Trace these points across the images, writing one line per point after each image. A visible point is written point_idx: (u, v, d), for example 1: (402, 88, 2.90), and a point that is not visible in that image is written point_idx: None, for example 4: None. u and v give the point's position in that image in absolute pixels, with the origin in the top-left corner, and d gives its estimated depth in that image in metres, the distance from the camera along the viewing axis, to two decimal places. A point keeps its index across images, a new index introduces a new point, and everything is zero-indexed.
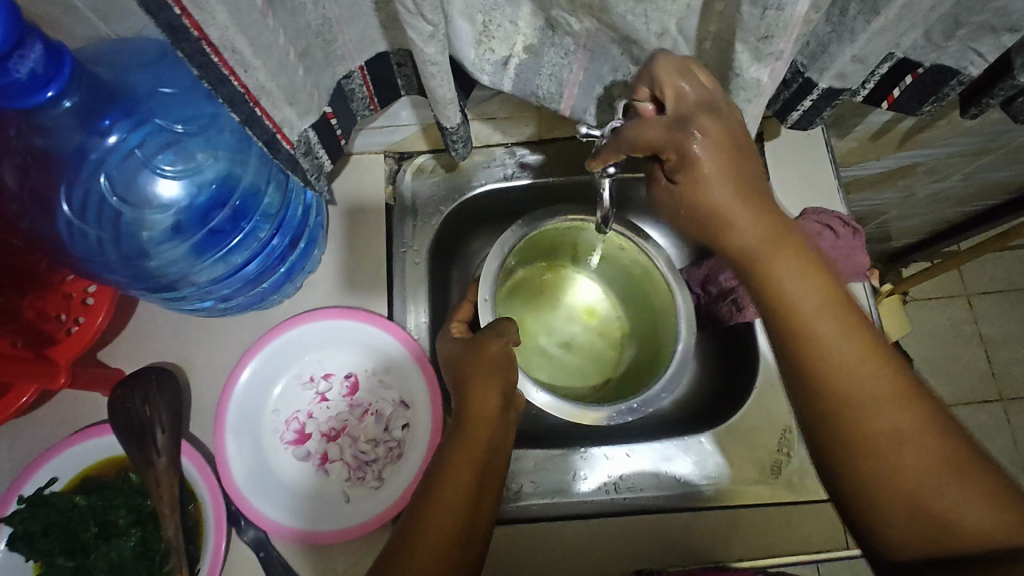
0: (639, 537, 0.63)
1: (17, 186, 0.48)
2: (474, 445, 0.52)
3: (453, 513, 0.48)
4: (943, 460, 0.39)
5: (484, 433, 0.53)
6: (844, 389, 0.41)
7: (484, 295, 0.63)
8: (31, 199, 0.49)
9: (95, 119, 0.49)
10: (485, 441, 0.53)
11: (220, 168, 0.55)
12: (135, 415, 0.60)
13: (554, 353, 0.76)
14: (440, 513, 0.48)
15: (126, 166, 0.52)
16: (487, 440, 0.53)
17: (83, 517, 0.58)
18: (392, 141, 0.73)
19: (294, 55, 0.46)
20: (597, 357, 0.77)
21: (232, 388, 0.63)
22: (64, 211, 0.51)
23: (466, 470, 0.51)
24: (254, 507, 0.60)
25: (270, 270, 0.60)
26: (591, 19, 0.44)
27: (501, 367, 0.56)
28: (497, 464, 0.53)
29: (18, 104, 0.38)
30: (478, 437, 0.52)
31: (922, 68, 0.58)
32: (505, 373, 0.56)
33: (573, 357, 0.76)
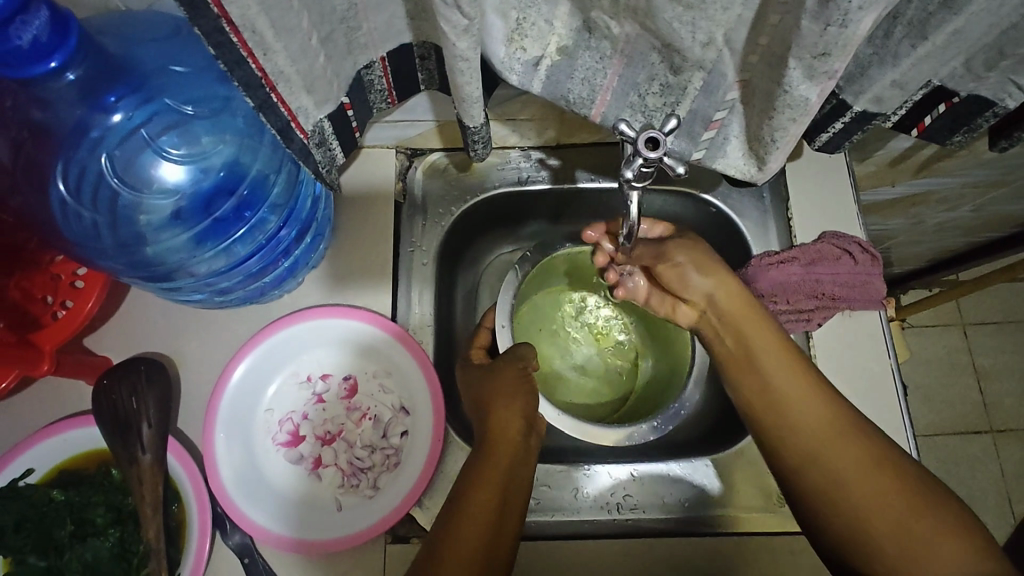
0: (640, 561, 0.61)
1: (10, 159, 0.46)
2: (501, 459, 0.52)
3: (481, 525, 0.48)
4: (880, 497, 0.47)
5: (510, 450, 0.53)
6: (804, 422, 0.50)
7: (502, 320, 0.65)
8: (24, 175, 0.47)
9: (99, 94, 0.46)
10: (512, 457, 0.52)
11: (229, 154, 0.52)
12: (120, 407, 0.57)
13: (569, 376, 0.74)
14: (465, 525, 0.47)
15: (127, 146, 0.50)
16: (513, 457, 0.52)
17: (59, 513, 0.55)
18: (404, 136, 0.71)
19: (316, 41, 0.44)
20: (613, 377, 0.75)
21: (225, 384, 0.60)
22: (58, 190, 0.48)
23: (492, 484, 0.50)
24: (241, 510, 0.58)
25: (273, 265, 0.57)
26: (633, 24, 0.42)
27: (522, 387, 0.57)
28: (522, 478, 0.52)
29: (17, 74, 0.35)
30: (504, 452, 0.52)
31: (958, 97, 0.57)
32: (525, 394, 0.57)
33: (583, 382, 0.74)
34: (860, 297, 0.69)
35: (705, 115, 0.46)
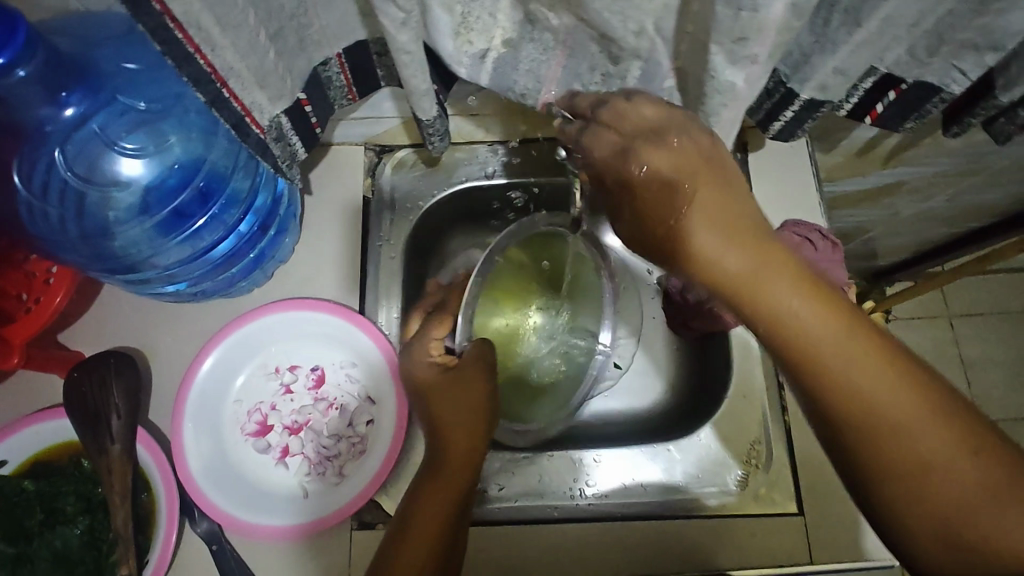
0: (602, 545, 0.63)
1: None
2: (454, 461, 0.54)
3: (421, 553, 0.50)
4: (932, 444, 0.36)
5: (461, 451, 0.54)
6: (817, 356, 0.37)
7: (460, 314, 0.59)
8: None
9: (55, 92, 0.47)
10: (466, 460, 0.54)
11: (187, 149, 0.53)
12: (90, 399, 0.59)
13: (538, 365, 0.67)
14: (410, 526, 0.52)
15: (83, 141, 0.51)
16: (467, 460, 0.54)
17: (29, 503, 0.56)
18: (372, 134, 0.72)
19: (265, 37, 0.45)
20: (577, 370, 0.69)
21: (194, 375, 0.62)
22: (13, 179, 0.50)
23: (442, 484, 0.53)
24: (209, 498, 0.59)
25: (238, 255, 0.58)
26: (569, 15, 0.43)
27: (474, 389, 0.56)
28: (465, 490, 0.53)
29: None
30: (459, 453, 0.54)
31: (906, 84, 0.58)
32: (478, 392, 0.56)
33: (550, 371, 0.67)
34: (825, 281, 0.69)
35: None
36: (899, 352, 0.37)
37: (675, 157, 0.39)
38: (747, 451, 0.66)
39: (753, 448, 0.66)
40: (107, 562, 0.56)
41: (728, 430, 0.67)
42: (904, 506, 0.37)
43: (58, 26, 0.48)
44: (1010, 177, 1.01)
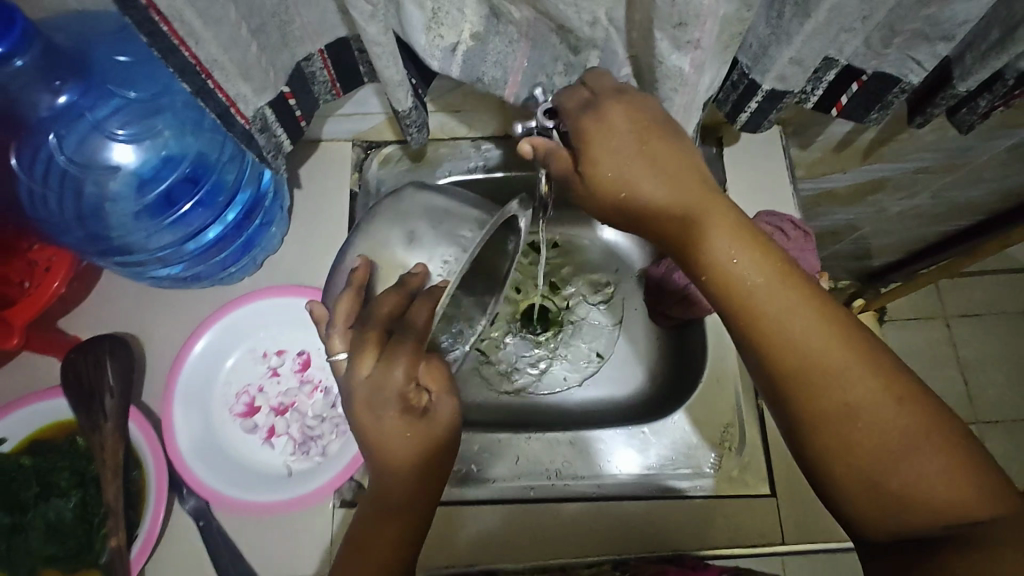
0: (575, 524, 0.64)
1: None
2: (413, 512, 0.49)
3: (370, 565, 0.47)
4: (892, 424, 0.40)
5: (422, 501, 0.49)
6: (786, 335, 0.42)
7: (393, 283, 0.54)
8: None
9: (50, 82, 0.51)
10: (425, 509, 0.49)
11: (173, 137, 0.58)
12: (85, 378, 0.62)
13: None
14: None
15: (77, 127, 0.55)
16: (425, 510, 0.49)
17: (27, 478, 0.59)
18: (359, 130, 0.75)
19: (247, 32, 0.48)
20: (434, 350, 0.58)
21: (185, 357, 0.65)
22: (14, 164, 0.55)
23: (394, 534, 0.48)
24: (196, 474, 0.61)
25: (227, 239, 0.63)
26: (529, 8, 0.46)
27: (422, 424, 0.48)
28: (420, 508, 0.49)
29: None
30: (419, 503, 0.49)
31: (865, 76, 0.59)
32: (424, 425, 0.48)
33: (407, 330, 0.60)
34: None
35: None
36: (860, 339, 0.42)
37: (648, 144, 0.45)
38: (720, 434, 0.68)
39: (725, 431, 0.68)
40: (97, 537, 0.58)
41: (701, 414, 0.69)
42: (843, 460, 0.41)
43: (56, 25, 0.52)
44: (991, 172, 1.02)
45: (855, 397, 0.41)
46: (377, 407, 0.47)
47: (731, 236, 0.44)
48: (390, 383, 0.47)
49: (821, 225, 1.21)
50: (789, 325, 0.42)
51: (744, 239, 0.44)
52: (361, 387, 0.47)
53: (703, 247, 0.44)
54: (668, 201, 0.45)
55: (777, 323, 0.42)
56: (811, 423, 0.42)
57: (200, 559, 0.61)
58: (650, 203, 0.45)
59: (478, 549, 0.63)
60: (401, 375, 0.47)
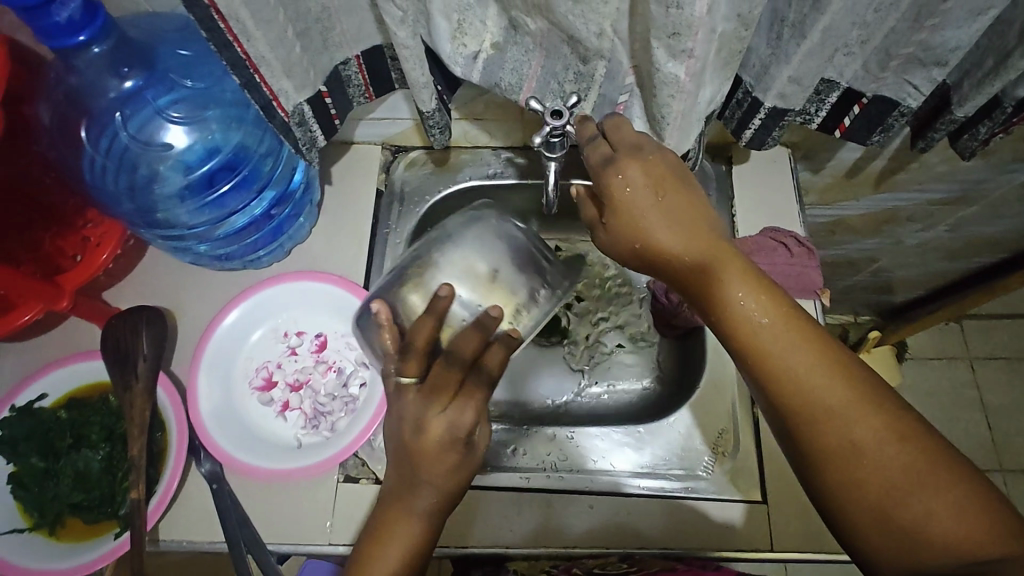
0: (568, 515, 0.66)
1: (51, 120, 0.60)
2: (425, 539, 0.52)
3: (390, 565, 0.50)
4: (900, 459, 0.41)
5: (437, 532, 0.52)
6: (789, 371, 0.44)
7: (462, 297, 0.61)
8: (61, 133, 0.61)
9: (120, 68, 0.58)
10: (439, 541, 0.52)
11: (221, 125, 0.64)
12: (123, 342, 0.67)
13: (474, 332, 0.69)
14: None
15: (139, 108, 0.62)
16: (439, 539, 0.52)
17: (61, 428, 0.65)
18: (389, 135, 0.81)
19: (292, 34, 0.55)
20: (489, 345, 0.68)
21: (213, 329, 0.70)
22: (82, 136, 0.62)
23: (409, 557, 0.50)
24: (213, 438, 0.66)
25: (258, 223, 0.70)
26: (543, 20, 0.51)
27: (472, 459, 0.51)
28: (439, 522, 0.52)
29: (57, 44, 0.48)
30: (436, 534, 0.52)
31: (867, 98, 0.62)
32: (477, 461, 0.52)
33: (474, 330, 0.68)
34: (795, 285, 0.73)
35: (610, 98, 0.56)
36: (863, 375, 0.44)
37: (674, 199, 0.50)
38: (716, 438, 0.69)
39: (721, 436, 0.69)
40: (119, 488, 0.64)
41: (696, 418, 0.71)
42: (853, 496, 0.42)
43: (133, 22, 0.59)
44: (1010, 208, 1.02)
45: (859, 434, 0.42)
46: (446, 445, 0.50)
47: (736, 278, 0.47)
48: (454, 429, 0.50)
49: (836, 254, 1.22)
50: (793, 362, 0.44)
51: (750, 281, 0.47)
52: (432, 431, 0.50)
53: (714, 288, 0.47)
54: (681, 247, 0.48)
55: (780, 361, 0.44)
56: (818, 460, 0.43)
57: (209, 517, 0.65)
58: (665, 248, 0.49)
59: (483, 531, 0.66)
60: (472, 420, 0.50)
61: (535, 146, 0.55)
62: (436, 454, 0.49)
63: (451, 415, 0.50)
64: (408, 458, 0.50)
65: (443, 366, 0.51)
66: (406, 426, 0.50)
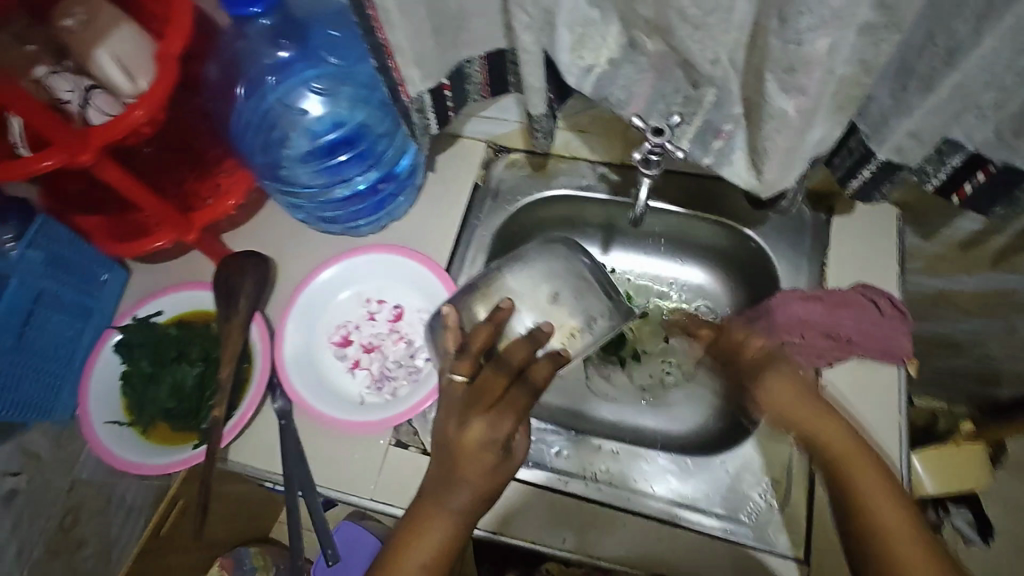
0: (599, 527, 0.66)
1: (220, 74, 0.71)
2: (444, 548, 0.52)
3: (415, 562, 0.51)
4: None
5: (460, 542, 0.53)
6: (859, 487, 0.54)
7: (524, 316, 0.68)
8: (226, 86, 0.72)
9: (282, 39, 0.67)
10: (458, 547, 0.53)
11: (352, 101, 0.72)
12: (231, 280, 0.75)
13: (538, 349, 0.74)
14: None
15: (290, 76, 0.71)
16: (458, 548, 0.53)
17: (168, 343, 0.73)
18: (494, 134, 0.86)
19: (429, 28, 0.60)
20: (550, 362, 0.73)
21: (309, 283, 0.77)
22: (240, 93, 0.72)
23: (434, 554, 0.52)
24: (290, 379, 0.73)
25: (364, 196, 0.77)
26: (662, 42, 0.53)
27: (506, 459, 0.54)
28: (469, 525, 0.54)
29: (235, 11, 0.56)
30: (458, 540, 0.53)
31: (993, 166, 0.58)
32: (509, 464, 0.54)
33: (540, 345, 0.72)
34: (881, 347, 0.70)
35: (715, 126, 0.57)
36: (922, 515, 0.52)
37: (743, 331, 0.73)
38: (766, 486, 0.67)
39: (772, 485, 0.67)
40: (204, 406, 0.72)
41: (747, 462, 0.69)
42: None
43: None
44: None
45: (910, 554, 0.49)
46: (486, 440, 0.53)
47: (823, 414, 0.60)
48: (491, 437, 0.52)
49: (936, 332, 1.13)
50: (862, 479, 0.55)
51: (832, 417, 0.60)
52: (473, 431, 0.53)
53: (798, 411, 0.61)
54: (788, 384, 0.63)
55: (849, 474, 0.56)
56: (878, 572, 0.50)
57: (271, 449, 0.72)
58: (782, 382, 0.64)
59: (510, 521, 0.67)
60: (511, 426, 0.53)
61: (635, 161, 0.62)
62: (474, 448, 0.52)
63: (490, 418, 0.53)
64: (449, 458, 0.53)
65: (493, 369, 0.57)
66: (451, 422, 0.54)
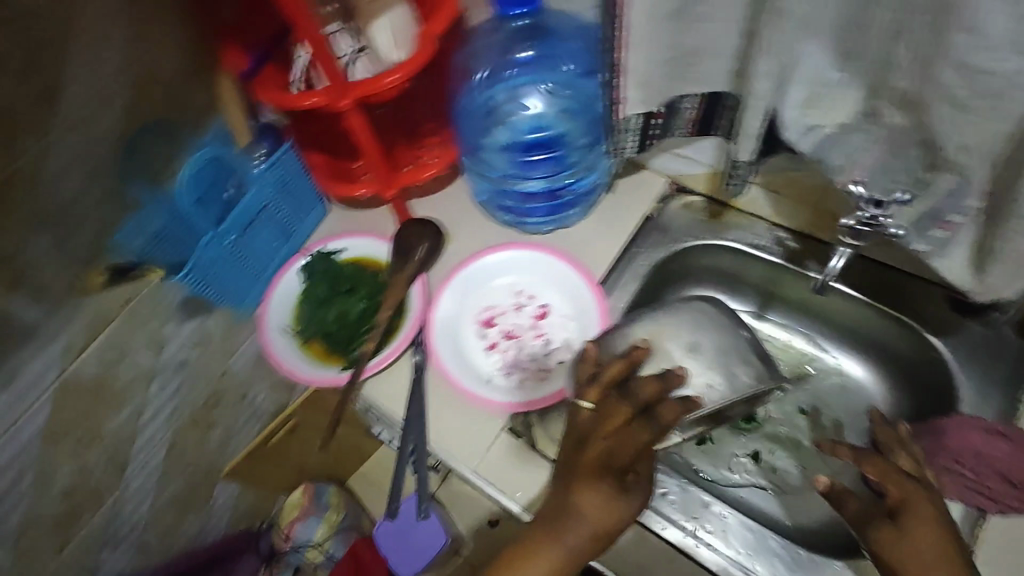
0: None
1: (464, 56, 0.80)
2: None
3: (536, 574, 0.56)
4: None
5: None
6: None
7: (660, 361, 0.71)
8: (465, 67, 0.80)
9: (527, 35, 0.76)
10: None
11: (567, 109, 0.80)
12: (408, 241, 0.83)
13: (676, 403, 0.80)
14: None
15: (524, 72, 0.80)
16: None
17: (344, 277, 0.83)
18: (680, 174, 0.86)
19: (665, 56, 0.63)
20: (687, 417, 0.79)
21: (474, 262, 0.83)
22: (477, 76, 0.81)
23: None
24: (433, 341, 0.79)
25: (545, 194, 0.84)
26: (909, 116, 0.53)
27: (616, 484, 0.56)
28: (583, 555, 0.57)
29: None
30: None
31: None
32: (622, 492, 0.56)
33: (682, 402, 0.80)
34: None
35: (941, 216, 0.56)
36: None
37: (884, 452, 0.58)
38: None
39: None
40: (356, 339, 0.80)
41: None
42: None
43: (553, 15, 0.75)
44: None
45: None
46: (604, 470, 0.56)
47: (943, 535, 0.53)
48: (604, 513, 0.56)
49: None
50: None
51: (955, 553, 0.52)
52: (592, 451, 0.57)
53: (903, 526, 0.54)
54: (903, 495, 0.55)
55: None
56: None
57: (397, 396, 0.78)
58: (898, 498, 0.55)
59: None
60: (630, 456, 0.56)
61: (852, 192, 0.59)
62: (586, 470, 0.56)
63: (608, 497, 0.56)
64: (570, 477, 0.57)
65: (619, 398, 0.58)
66: (574, 448, 0.58)
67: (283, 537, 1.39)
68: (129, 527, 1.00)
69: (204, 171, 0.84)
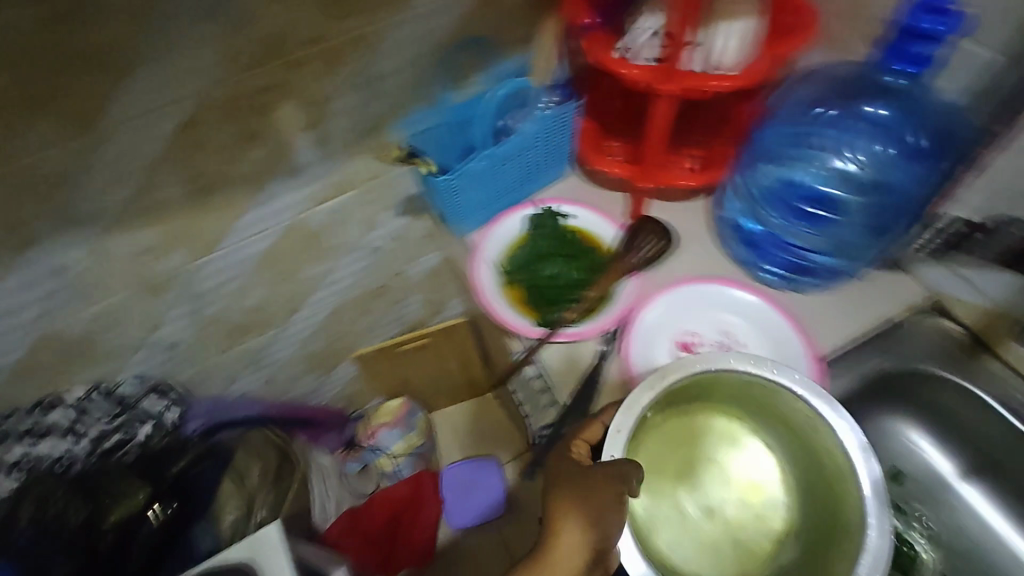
0: None
1: (836, 88, 0.81)
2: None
3: None
4: None
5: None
6: None
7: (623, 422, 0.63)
8: (819, 97, 0.82)
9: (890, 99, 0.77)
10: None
11: (882, 183, 0.78)
12: (642, 236, 0.84)
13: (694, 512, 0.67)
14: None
15: (859, 129, 0.79)
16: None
17: (569, 243, 0.85)
18: (950, 295, 0.82)
19: None
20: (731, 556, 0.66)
21: (697, 284, 0.81)
22: (816, 107, 0.81)
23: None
24: (631, 336, 0.78)
25: (800, 251, 0.80)
26: None
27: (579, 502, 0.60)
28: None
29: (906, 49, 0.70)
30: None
31: None
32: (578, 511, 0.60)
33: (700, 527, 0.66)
34: None
35: None
36: None
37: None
38: None
39: None
40: (560, 302, 0.82)
41: None
42: None
43: (930, 94, 0.76)
44: None
45: None
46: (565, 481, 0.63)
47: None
48: (581, 539, 0.59)
49: None
50: None
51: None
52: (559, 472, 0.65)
53: None
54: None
55: None
56: None
57: (571, 374, 0.78)
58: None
59: None
60: (582, 462, 0.65)
61: None
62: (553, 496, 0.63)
63: (577, 525, 0.60)
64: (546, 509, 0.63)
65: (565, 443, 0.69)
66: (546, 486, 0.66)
67: (365, 434, 1.39)
68: (276, 355, 1.17)
69: (476, 107, 0.88)
